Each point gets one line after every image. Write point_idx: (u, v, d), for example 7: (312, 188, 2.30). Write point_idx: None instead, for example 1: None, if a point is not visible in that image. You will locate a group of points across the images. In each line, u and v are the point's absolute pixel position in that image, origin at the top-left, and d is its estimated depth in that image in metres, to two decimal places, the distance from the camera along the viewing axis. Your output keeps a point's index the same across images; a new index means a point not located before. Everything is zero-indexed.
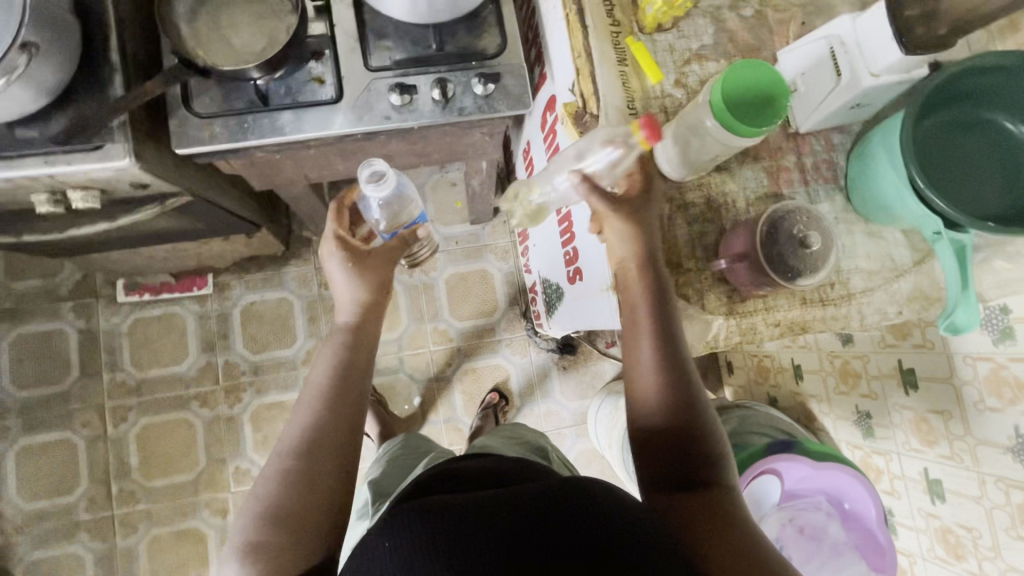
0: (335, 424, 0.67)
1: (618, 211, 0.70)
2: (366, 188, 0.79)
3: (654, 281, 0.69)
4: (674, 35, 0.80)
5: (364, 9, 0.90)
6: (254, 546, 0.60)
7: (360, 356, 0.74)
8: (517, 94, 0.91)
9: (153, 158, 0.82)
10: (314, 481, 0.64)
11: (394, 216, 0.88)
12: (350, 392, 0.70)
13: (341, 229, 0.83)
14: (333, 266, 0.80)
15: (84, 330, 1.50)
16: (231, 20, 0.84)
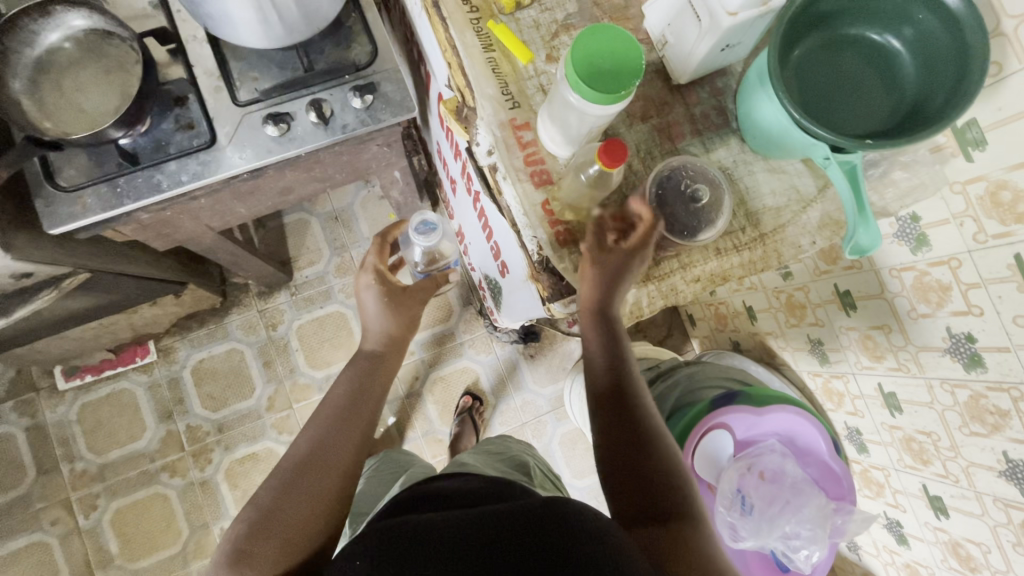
0: (340, 445, 0.75)
1: (594, 259, 0.69)
2: (417, 238, 0.99)
3: (610, 314, 0.71)
4: (537, 10, 0.77)
5: (219, 43, 0.85)
6: (247, 550, 0.65)
7: (374, 386, 0.85)
8: (399, 99, 0.88)
9: (24, 244, 0.78)
10: (311, 493, 0.70)
11: (431, 258, 1.15)
12: (363, 415, 0.80)
13: (381, 262, 1.00)
14: (370, 296, 0.96)
15: (31, 426, 1.43)
16: (78, 83, 0.79)
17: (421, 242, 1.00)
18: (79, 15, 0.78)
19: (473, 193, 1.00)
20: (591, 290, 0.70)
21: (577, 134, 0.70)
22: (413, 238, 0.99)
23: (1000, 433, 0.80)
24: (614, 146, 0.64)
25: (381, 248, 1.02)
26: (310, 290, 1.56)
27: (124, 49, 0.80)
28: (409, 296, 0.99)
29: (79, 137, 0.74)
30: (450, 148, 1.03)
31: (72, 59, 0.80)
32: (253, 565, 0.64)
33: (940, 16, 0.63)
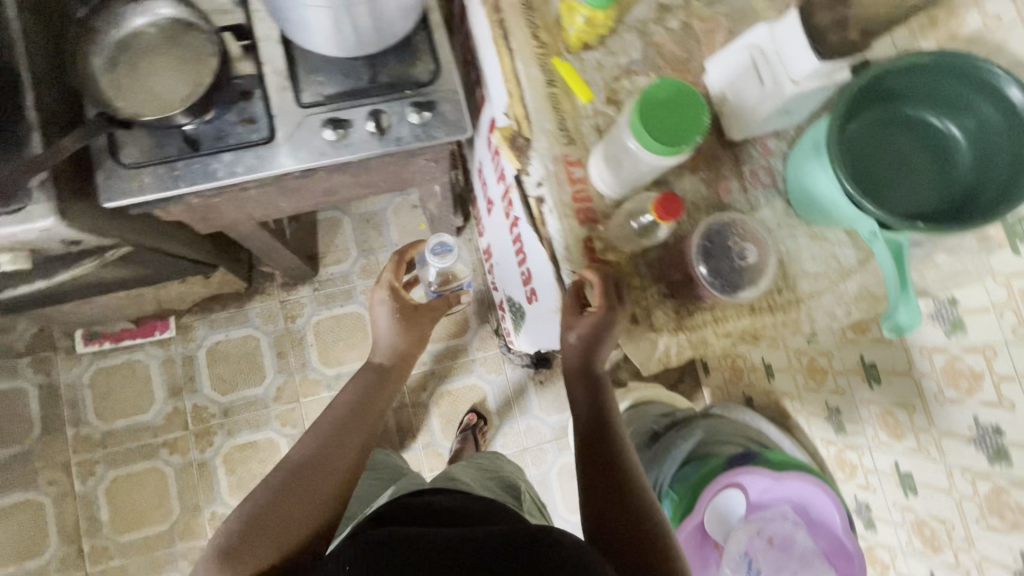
0: (339, 456, 0.76)
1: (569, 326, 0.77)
2: (433, 258, 0.94)
3: (592, 379, 0.79)
4: (602, 53, 0.79)
5: (291, 44, 0.89)
6: (239, 547, 0.67)
7: (378, 402, 0.87)
8: (454, 120, 0.90)
9: (80, 213, 0.79)
10: (308, 496, 0.71)
11: (446, 281, 1.06)
12: (365, 427, 0.81)
13: (396, 279, 0.97)
14: (382, 312, 0.95)
15: (44, 385, 1.45)
16: (153, 66, 0.82)
17: (438, 263, 0.95)
18: (166, 4, 0.82)
19: (513, 218, 1.01)
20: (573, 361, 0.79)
21: (628, 178, 0.72)
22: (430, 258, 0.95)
23: (1019, 531, 0.78)
24: (669, 200, 0.67)
25: (398, 266, 0.98)
26: (333, 287, 1.58)
27: (200, 39, 0.83)
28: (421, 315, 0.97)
29: (149, 120, 0.76)
30: (495, 172, 1.05)
31: (151, 44, 0.83)
32: (244, 563, 0.66)
33: (1004, 110, 0.64)
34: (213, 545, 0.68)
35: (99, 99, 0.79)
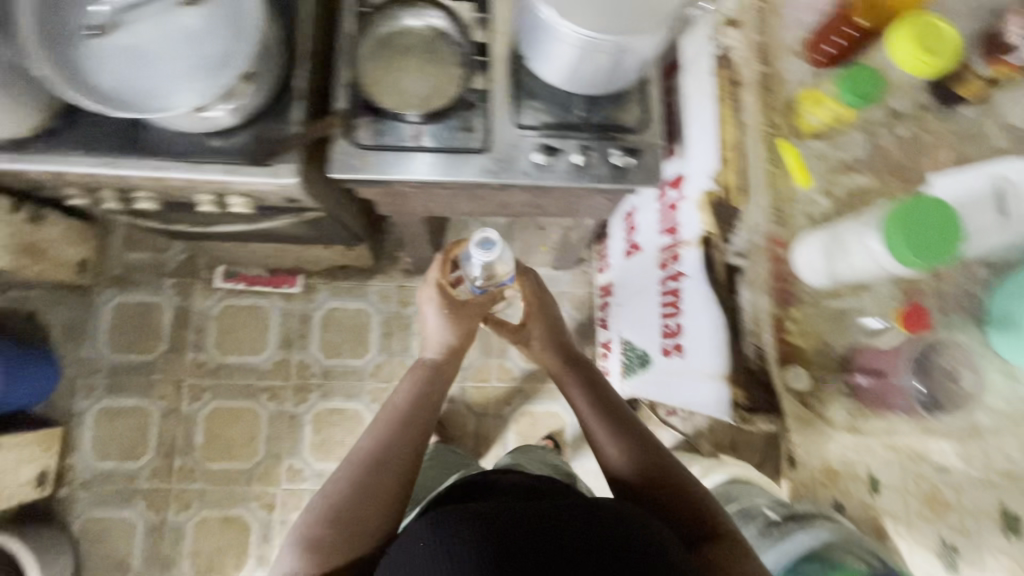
0: (402, 444, 0.79)
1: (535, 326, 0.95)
2: (476, 252, 0.80)
3: (580, 375, 0.89)
4: (827, 145, 0.81)
5: (519, 66, 0.94)
6: (320, 537, 0.71)
7: (434, 390, 0.88)
8: (651, 170, 0.94)
9: (311, 175, 0.87)
10: (375, 496, 0.74)
11: (490, 277, 0.88)
12: (424, 411, 0.84)
13: (444, 278, 0.94)
14: (431, 310, 0.94)
15: (179, 306, 1.57)
16: (408, 64, 0.91)
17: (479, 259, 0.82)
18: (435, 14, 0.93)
19: (674, 273, 1.03)
20: (552, 359, 0.92)
21: (850, 279, 0.73)
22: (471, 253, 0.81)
23: None
24: (918, 313, 0.70)
25: (444, 266, 0.95)
26: None
27: (452, 51, 0.93)
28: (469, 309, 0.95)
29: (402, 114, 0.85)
30: (662, 225, 1.07)
31: (409, 44, 0.92)
32: (329, 553, 0.70)
33: None
34: (297, 551, 0.71)
35: (356, 85, 0.89)
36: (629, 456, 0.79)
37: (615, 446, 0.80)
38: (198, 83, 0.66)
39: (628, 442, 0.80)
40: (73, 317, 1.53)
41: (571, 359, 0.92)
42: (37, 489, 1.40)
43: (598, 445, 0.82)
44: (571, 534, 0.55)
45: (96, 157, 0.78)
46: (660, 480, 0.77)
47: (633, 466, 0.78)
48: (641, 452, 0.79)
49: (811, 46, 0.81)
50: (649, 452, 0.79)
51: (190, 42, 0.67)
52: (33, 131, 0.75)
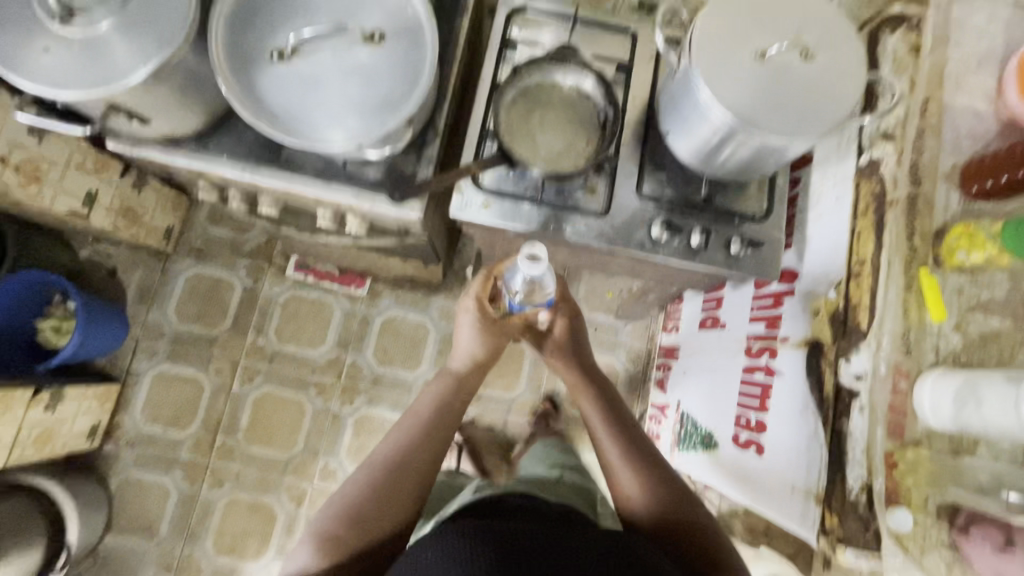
0: (421, 451, 0.77)
1: (559, 347, 0.89)
2: (524, 263, 0.71)
3: (601, 400, 0.86)
4: (969, 279, 0.78)
5: (648, 138, 0.95)
6: (337, 538, 0.69)
7: (458, 400, 0.84)
8: (769, 263, 0.91)
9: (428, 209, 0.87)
10: (393, 503, 0.73)
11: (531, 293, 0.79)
12: (446, 418, 0.81)
13: (484, 295, 0.87)
14: (465, 324, 0.87)
15: (249, 288, 1.60)
16: (544, 117, 0.90)
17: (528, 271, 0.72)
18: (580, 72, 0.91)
19: (764, 367, 0.99)
20: (571, 376, 0.89)
21: (981, 433, 0.70)
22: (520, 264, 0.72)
23: None
24: None
25: (486, 283, 0.87)
26: None
27: (589, 111, 0.91)
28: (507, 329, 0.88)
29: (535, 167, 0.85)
30: (755, 313, 1.04)
31: (549, 98, 0.91)
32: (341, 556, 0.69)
33: None
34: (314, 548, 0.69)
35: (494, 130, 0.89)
36: (644, 492, 0.76)
37: (634, 483, 0.77)
38: (355, 122, 0.68)
39: (648, 480, 0.77)
40: (150, 280, 1.58)
41: (594, 377, 0.88)
42: (88, 440, 1.44)
43: (617, 483, 0.79)
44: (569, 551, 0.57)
45: (240, 164, 0.80)
46: (673, 517, 0.74)
47: (648, 502, 0.76)
48: (657, 487, 0.77)
49: (967, 176, 0.79)
50: (666, 488, 0.77)
51: (357, 78, 0.68)
52: (191, 132, 0.78)
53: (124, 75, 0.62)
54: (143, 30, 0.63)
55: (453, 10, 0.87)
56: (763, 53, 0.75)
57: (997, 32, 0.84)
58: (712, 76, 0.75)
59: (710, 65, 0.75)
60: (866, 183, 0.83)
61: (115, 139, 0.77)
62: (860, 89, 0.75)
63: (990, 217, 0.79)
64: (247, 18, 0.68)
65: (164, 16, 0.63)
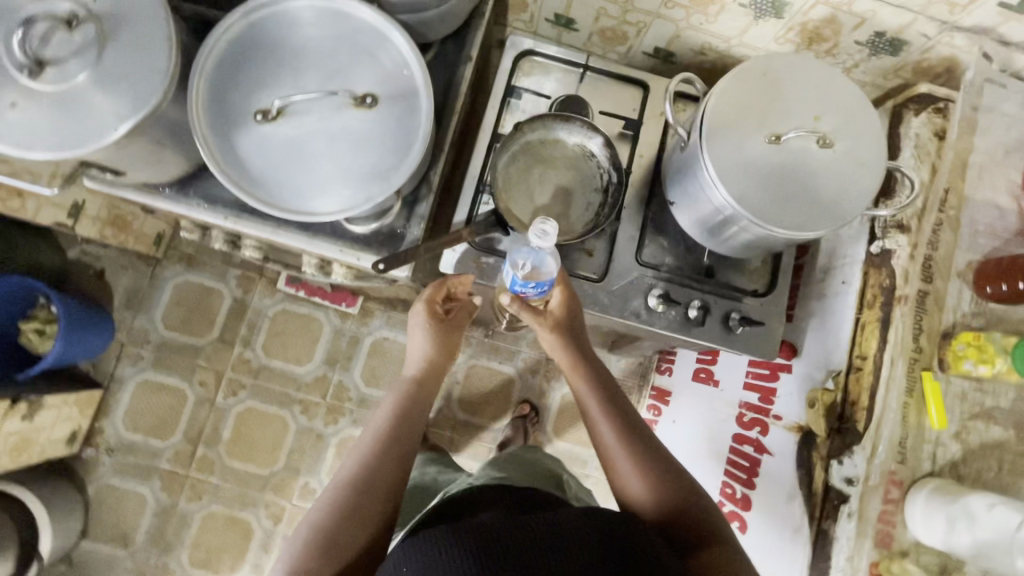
0: (383, 461, 0.65)
1: (550, 324, 0.75)
2: (538, 224, 0.64)
3: (597, 381, 0.73)
4: (973, 385, 0.74)
5: (651, 203, 0.91)
6: None
7: (417, 404, 0.73)
8: (766, 343, 0.87)
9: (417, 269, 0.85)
10: (364, 517, 0.61)
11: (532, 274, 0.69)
12: (406, 419, 0.70)
13: (434, 297, 0.80)
14: (415, 329, 0.79)
15: (238, 299, 1.58)
16: (544, 175, 0.86)
17: (537, 234, 0.64)
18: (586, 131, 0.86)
19: (754, 440, 0.94)
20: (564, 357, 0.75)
21: (970, 557, 0.66)
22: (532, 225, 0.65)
23: None
24: None
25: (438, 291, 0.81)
26: (502, 343, 1.60)
27: (593, 173, 0.87)
28: (456, 327, 0.82)
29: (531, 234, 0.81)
30: (749, 381, 0.98)
31: (550, 155, 0.87)
32: None
33: None
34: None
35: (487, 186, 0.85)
36: (638, 471, 0.66)
37: (635, 477, 0.65)
38: (345, 190, 0.65)
39: (651, 475, 0.65)
40: (138, 284, 1.55)
41: (586, 360, 0.75)
42: (67, 446, 1.43)
43: (618, 474, 0.67)
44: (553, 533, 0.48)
45: (220, 211, 0.76)
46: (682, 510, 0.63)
47: (649, 493, 0.65)
48: (661, 477, 0.65)
49: (984, 275, 0.75)
50: (670, 479, 0.65)
51: (347, 143, 0.65)
52: (172, 178, 0.74)
53: (97, 135, 0.58)
54: (119, 85, 0.58)
55: (455, 59, 0.83)
56: (777, 137, 0.71)
57: None
58: (722, 155, 0.72)
59: (719, 146, 0.72)
60: (875, 274, 0.80)
61: (90, 176, 0.73)
62: (877, 182, 0.71)
63: (1002, 321, 0.76)
64: (231, 75, 0.65)
65: (141, 71, 0.59)
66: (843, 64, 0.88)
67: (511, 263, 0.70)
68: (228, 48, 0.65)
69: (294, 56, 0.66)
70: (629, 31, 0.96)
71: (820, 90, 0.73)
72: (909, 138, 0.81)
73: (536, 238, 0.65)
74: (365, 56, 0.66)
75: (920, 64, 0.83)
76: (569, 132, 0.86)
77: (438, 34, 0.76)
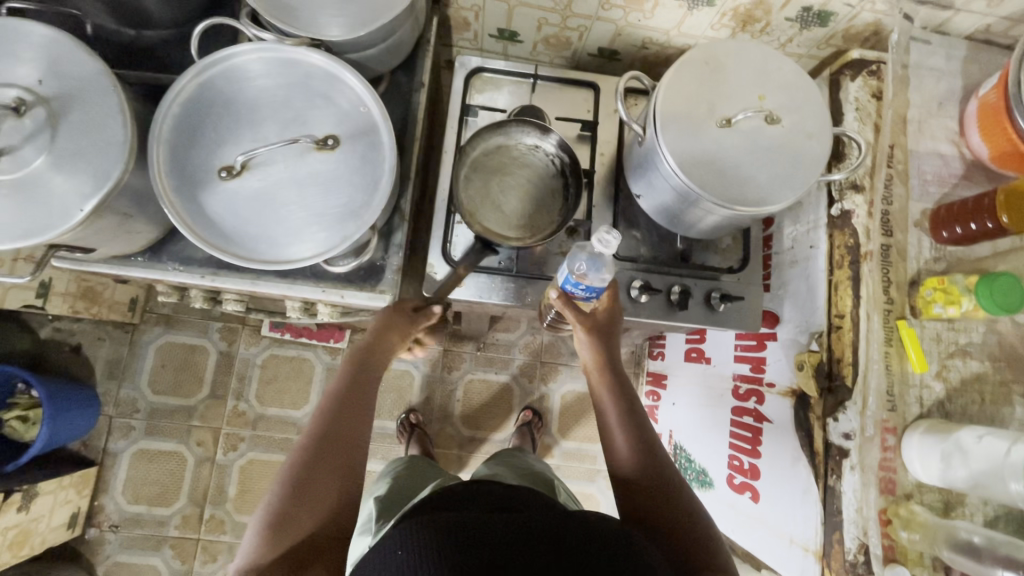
0: (341, 435, 0.67)
1: (586, 325, 0.76)
2: (607, 233, 0.64)
3: (619, 384, 0.74)
4: (945, 325, 0.78)
5: (619, 198, 0.93)
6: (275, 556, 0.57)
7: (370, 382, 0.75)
8: (749, 315, 0.90)
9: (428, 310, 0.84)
10: (324, 501, 0.61)
11: (587, 277, 0.69)
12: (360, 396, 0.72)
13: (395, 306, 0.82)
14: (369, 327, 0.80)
15: (224, 352, 1.55)
16: (505, 182, 0.88)
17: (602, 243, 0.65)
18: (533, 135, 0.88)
19: (753, 411, 0.97)
20: (592, 354, 0.76)
21: (968, 490, 0.70)
22: (600, 230, 0.65)
23: None
24: None
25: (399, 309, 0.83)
26: (495, 354, 1.61)
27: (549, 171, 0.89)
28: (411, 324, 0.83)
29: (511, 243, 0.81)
30: (739, 354, 1.02)
31: (503, 166, 0.89)
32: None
33: None
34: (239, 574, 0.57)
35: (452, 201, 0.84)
36: (638, 476, 0.67)
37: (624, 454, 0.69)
38: (321, 233, 0.66)
39: (642, 449, 0.69)
40: (118, 353, 1.52)
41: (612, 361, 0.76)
42: (69, 530, 1.38)
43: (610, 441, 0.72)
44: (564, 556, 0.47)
45: (198, 271, 0.76)
46: (668, 506, 0.65)
47: (639, 495, 0.66)
48: (656, 474, 0.67)
49: (939, 221, 0.79)
50: (667, 476, 0.67)
51: (316, 187, 0.66)
52: (143, 246, 0.73)
53: (62, 216, 0.57)
54: (78, 163, 0.58)
55: (408, 87, 0.84)
56: (728, 120, 0.74)
57: (954, 71, 0.85)
58: (679, 146, 0.74)
59: (676, 136, 0.74)
60: (840, 235, 0.83)
61: (60, 258, 0.72)
62: (827, 150, 0.74)
63: (962, 262, 0.80)
64: (189, 137, 0.65)
65: (98, 147, 0.59)
66: (778, 40, 0.92)
67: (567, 262, 0.70)
68: (183, 111, 0.65)
69: (251, 110, 0.67)
70: (572, 36, 0.99)
71: (760, 71, 0.77)
72: (850, 102, 0.85)
73: (596, 243, 0.66)
74: (320, 100, 0.67)
75: (849, 31, 0.87)
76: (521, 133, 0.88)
77: (386, 66, 0.78)
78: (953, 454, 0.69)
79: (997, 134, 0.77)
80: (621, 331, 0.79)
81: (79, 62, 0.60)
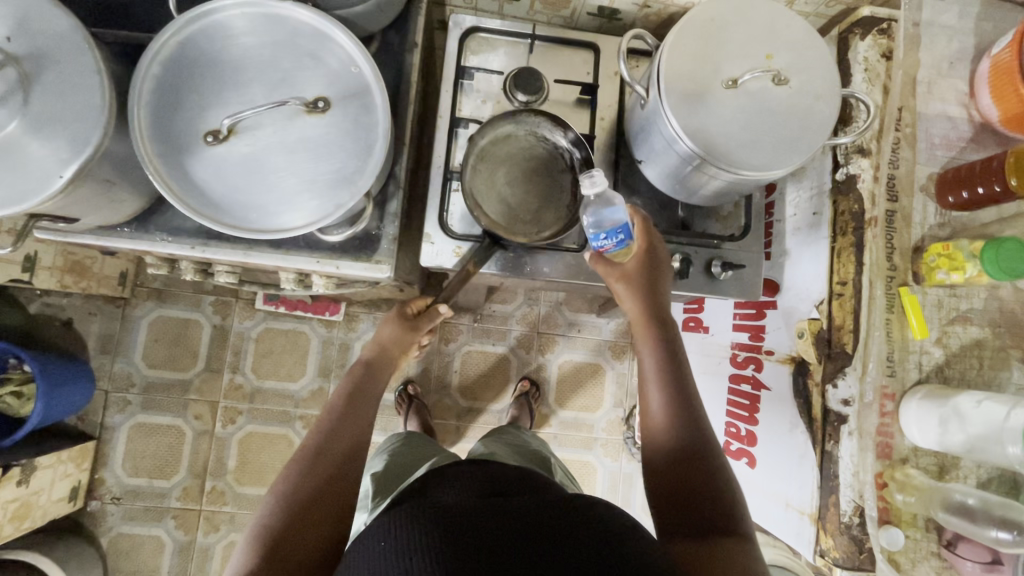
0: (342, 432, 0.71)
1: (622, 275, 0.74)
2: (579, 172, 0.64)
3: (662, 332, 0.71)
4: (947, 291, 0.78)
5: (619, 164, 0.91)
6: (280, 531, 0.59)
7: (368, 386, 0.81)
8: (749, 283, 0.89)
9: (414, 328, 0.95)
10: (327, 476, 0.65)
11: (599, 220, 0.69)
12: (363, 397, 0.78)
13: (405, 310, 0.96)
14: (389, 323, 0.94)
15: (218, 326, 1.54)
16: (512, 171, 0.85)
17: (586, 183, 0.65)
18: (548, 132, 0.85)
19: (751, 378, 0.97)
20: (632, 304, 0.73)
21: (964, 453, 0.71)
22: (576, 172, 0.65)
23: None
24: None
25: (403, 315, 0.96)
26: (492, 324, 1.61)
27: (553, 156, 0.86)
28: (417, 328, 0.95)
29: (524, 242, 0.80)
30: (738, 322, 1.01)
31: (507, 153, 0.86)
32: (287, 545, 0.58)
33: None
34: (244, 544, 0.59)
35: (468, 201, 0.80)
36: (672, 430, 0.64)
37: (660, 415, 0.65)
38: (312, 201, 0.63)
39: (680, 402, 0.65)
40: (111, 328, 1.50)
41: (655, 314, 0.72)
42: (70, 503, 1.39)
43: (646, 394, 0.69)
44: (553, 538, 0.45)
45: (187, 241, 0.73)
46: (696, 463, 0.61)
47: (670, 450, 0.63)
48: (695, 431, 0.63)
49: (945, 186, 0.77)
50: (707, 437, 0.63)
51: (306, 153, 0.63)
52: (130, 215, 0.71)
53: (41, 183, 0.55)
54: (53, 127, 0.55)
55: (400, 48, 0.81)
56: (734, 80, 0.71)
57: (967, 29, 0.82)
58: (682, 107, 0.71)
59: (680, 99, 0.72)
60: (844, 201, 0.82)
61: (42, 229, 0.70)
62: (836, 112, 0.72)
63: (966, 227, 0.79)
64: (171, 98, 0.62)
65: (73, 110, 0.56)
66: None
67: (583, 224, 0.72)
68: (164, 71, 0.62)
69: (235, 70, 0.63)
70: None
71: (770, 28, 0.74)
72: (859, 62, 0.82)
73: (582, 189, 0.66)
74: (309, 61, 0.64)
75: None
76: (510, 101, 0.90)
77: (376, 24, 0.74)
78: (952, 419, 0.70)
79: (1010, 95, 0.75)
80: (666, 282, 0.75)
81: (49, 18, 0.56)
